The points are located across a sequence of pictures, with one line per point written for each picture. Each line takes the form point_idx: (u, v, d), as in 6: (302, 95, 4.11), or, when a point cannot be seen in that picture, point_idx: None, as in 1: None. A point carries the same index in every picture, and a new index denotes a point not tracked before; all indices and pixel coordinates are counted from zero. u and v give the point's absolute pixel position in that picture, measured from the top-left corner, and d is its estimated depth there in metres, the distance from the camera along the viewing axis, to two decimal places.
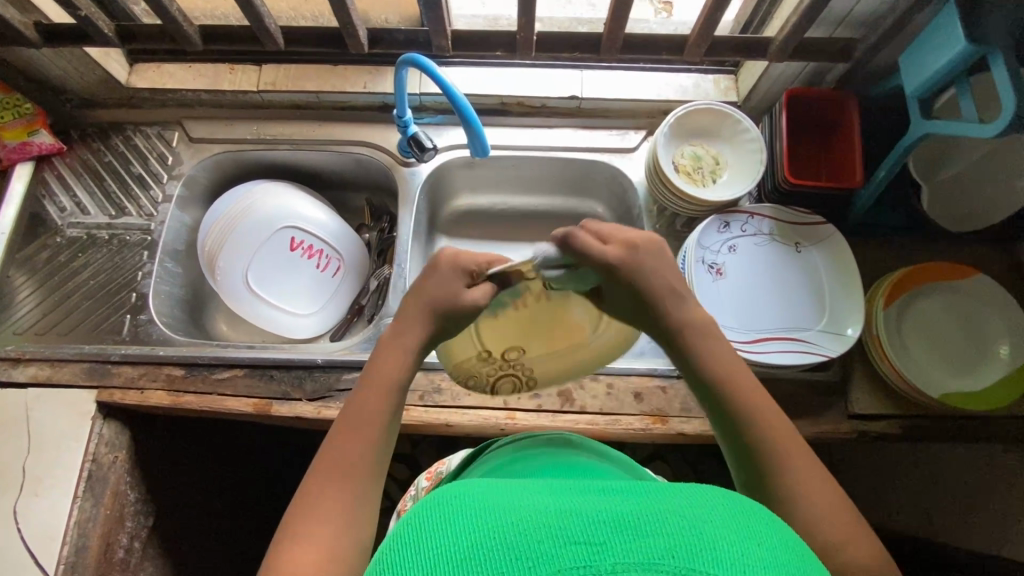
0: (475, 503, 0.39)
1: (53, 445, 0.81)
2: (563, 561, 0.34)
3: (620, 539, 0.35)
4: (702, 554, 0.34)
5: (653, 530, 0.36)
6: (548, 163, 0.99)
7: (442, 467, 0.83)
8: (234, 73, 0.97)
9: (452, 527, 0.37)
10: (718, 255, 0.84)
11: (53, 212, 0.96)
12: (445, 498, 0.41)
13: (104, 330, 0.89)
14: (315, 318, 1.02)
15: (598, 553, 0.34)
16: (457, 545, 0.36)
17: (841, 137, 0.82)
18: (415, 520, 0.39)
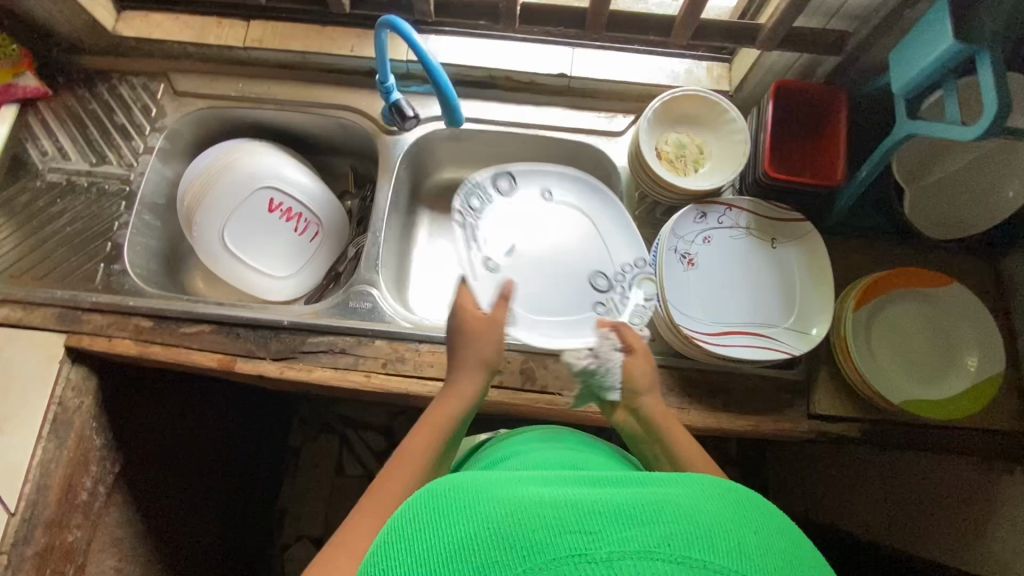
0: (478, 497, 0.41)
1: (22, 385, 0.82)
2: (556, 548, 0.35)
3: (613, 528, 0.36)
4: (697, 543, 0.36)
5: (648, 518, 0.37)
6: (533, 141, 0.98)
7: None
8: (221, 28, 0.96)
9: (452, 520, 0.40)
10: (691, 245, 0.83)
11: (35, 155, 0.96)
12: (445, 492, 0.42)
13: (78, 277, 0.89)
14: (292, 281, 1.02)
15: (593, 541, 0.35)
16: (454, 537, 0.38)
17: (825, 134, 0.80)
18: (424, 517, 0.41)
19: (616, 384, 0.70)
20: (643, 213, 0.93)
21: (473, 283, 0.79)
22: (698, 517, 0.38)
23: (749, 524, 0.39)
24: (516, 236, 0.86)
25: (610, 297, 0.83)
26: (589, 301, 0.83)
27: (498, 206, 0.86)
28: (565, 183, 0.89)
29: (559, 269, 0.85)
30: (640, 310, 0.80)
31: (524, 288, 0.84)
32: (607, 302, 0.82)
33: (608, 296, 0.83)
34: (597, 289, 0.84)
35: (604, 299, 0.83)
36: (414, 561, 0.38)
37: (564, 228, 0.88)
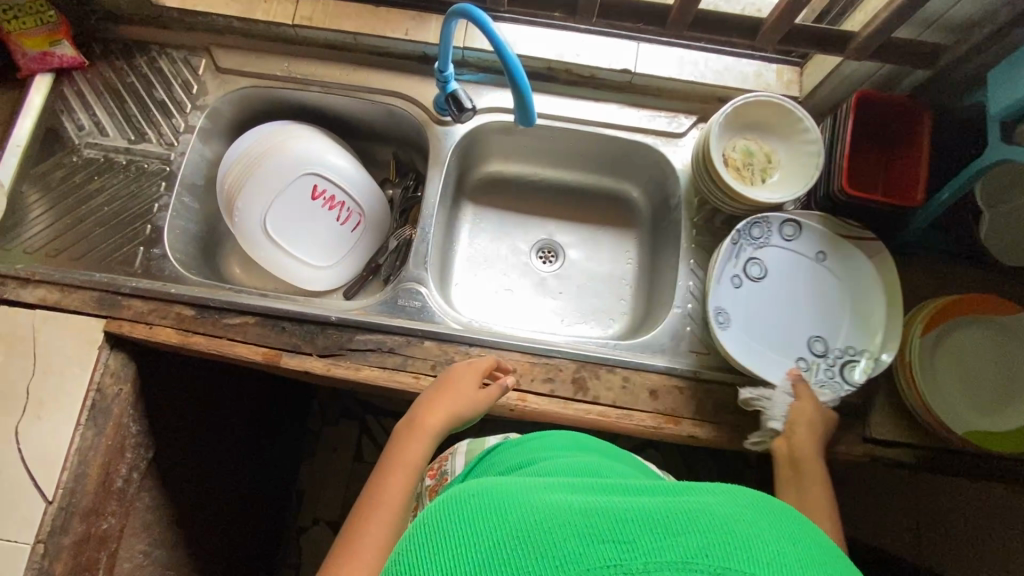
0: (504, 502, 0.39)
1: (58, 369, 0.80)
2: (591, 559, 0.34)
3: (650, 537, 0.35)
4: (736, 552, 0.34)
5: (683, 527, 0.35)
6: (589, 139, 0.95)
7: (447, 465, 0.84)
8: (269, 3, 0.91)
9: (476, 526, 0.37)
10: (760, 248, 0.81)
11: (70, 129, 0.92)
12: (467, 498, 0.40)
13: (117, 261, 0.86)
14: (332, 272, 0.99)
15: (628, 551, 0.34)
16: (479, 545, 0.35)
17: (906, 152, 0.76)
18: (446, 522, 0.38)
19: (778, 415, 0.72)
20: (702, 220, 0.90)
21: (719, 288, 0.79)
22: (734, 525, 0.36)
23: (784, 528, 0.38)
24: (767, 287, 0.81)
25: (817, 362, 0.78)
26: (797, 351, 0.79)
27: (775, 239, 0.81)
28: (844, 260, 0.81)
29: (788, 331, 0.80)
30: (826, 381, 0.77)
31: (750, 329, 0.79)
32: (812, 363, 0.78)
33: (814, 362, 0.78)
34: (811, 352, 0.79)
35: (811, 359, 0.78)
36: (438, 569, 0.35)
37: (811, 297, 0.81)
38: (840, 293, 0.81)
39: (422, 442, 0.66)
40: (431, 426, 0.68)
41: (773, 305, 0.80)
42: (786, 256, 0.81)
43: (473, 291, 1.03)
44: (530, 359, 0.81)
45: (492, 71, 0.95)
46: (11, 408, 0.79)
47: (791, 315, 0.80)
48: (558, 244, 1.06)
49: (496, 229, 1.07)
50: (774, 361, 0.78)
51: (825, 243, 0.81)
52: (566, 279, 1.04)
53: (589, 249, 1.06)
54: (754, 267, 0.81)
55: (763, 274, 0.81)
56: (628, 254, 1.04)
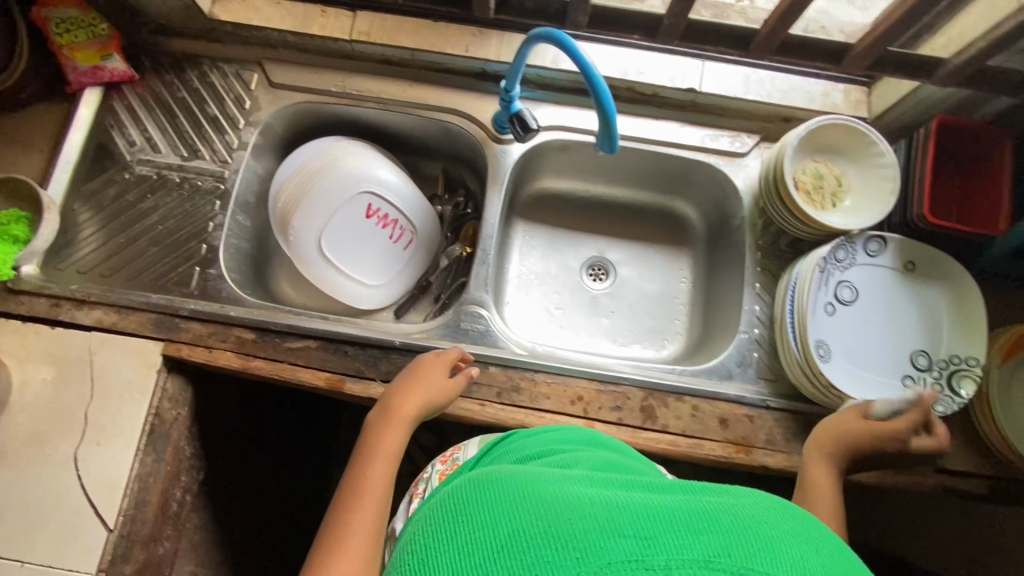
0: (520, 493, 0.38)
1: (117, 394, 0.78)
2: (611, 553, 0.33)
3: (672, 534, 0.33)
4: (759, 554, 0.33)
5: (705, 526, 0.34)
6: (648, 157, 0.93)
7: (458, 453, 0.72)
8: (326, 17, 0.89)
9: (494, 516, 0.37)
10: (846, 271, 0.78)
11: (122, 145, 0.90)
12: (487, 491, 0.40)
13: (172, 281, 0.85)
14: (383, 291, 0.97)
15: (649, 548, 0.33)
16: (496, 535, 0.36)
17: (978, 173, 0.76)
18: (467, 515, 0.38)
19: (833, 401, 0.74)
20: (767, 242, 0.89)
21: (813, 321, 0.76)
22: (757, 528, 0.35)
23: (811, 535, 0.36)
24: (862, 309, 0.78)
25: (922, 377, 0.76)
26: (899, 372, 0.77)
27: (860, 261, 0.78)
28: (933, 268, 0.78)
29: (886, 351, 0.77)
30: (935, 396, 0.74)
31: (847, 356, 0.77)
32: (917, 380, 0.76)
33: (919, 377, 0.76)
34: (913, 368, 0.76)
35: (916, 375, 0.76)
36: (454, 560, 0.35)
37: (906, 314, 0.78)
38: (934, 307, 0.78)
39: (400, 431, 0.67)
40: (408, 414, 0.68)
41: (866, 327, 0.78)
42: (874, 272, 0.78)
43: (524, 310, 1.01)
44: (597, 387, 0.80)
45: (551, 89, 0.93)
46: (70, 433, 0.77)
47: (886, 335, 0.78)
48: (609, 261, 1.04)
49: (546, 245, 1.05)
50: (875, 382, 0.76)
51: (914, 253, 0.78)
52: (618, 298, 1.02)
53: (641, 267, 1.04)
54: (844, 291, 0.78)
55: (855, 297, 0.78)
56: (682, 272, 1.03)
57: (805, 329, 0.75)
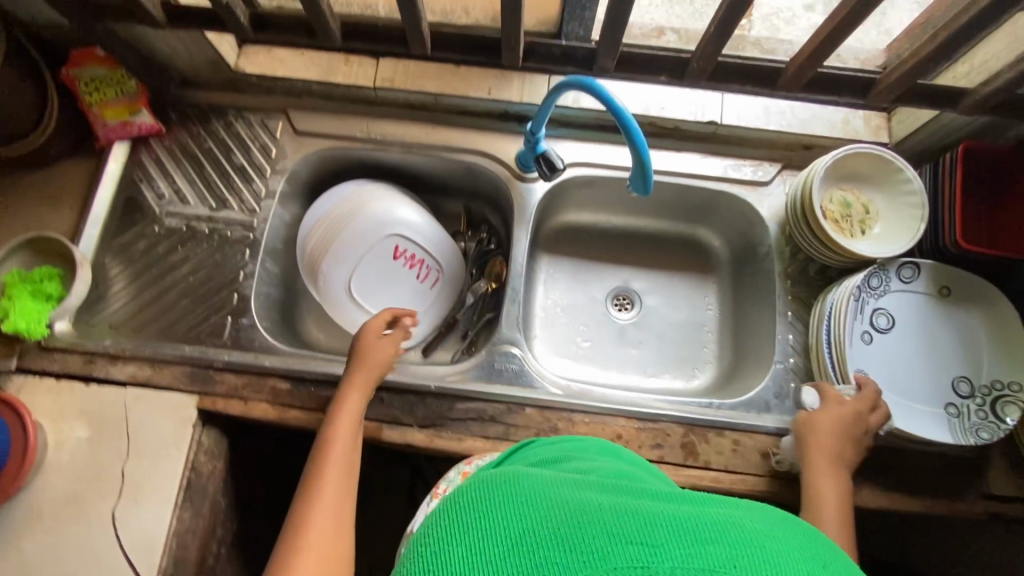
0: (530, 495, 0.39)
1: (153, 450, 0.78)
2: (615, 560, 0.33)
3: (677, 543, 0.33)
4: (766, 567, 0.32)
5: (712, 537, 0.34)
6: (672, 189, 0.94)
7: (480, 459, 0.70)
8: (350, 65, 0.91)
9: (503, 514, 0.38)
10: (880, 299, 0.78)
11: (151, 198, 0.91)
12: (497, 489, 0.40)
13: (205, 333, 0.84)
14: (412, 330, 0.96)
15: (653, 556, 0.33)
16: (507, 531, 0.37)
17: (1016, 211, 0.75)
18: (477, 513, 0.39)
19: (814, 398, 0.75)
20: (795, 270, 0.89)
21: (850, 351, 0.76)
22: (764, 541, 0.34)
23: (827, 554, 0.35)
24: (898, 336, 0.78)
25: (966, 404, 0.75)
26: (941, 399, 0.76)
27: (893, 288, 0.78)
28: (968, 292, 0.78)
29: (925, 378, 0.77)
30: (980, 424, 0.73)
31: (887, 385, 0.76)
32: (961, 408, 0.75)
33: (962, 404, 0.75)
34: (955, 395, 0.76)
35: (959, 402, 0.75)
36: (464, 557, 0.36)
37: (944, 339, 0.78)
38: (973, 332, 0.78)
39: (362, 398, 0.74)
40: (366, 381, 0.75)
41: (904, 354, 0.78)
42: (908, 298, 0.78)
43: (552, 345, 1.00)
44: (636, 424, 0.79)
45: (573, 125, 0.94)
46: (106, 492, 0.76)
47: (924, 361, 0.77)
48: (634, 291, 1.04)
49: (571, 277, 1.05)
50: (917, 410, 0.76)
51: (948, 278, 0.78)
52: (646, 328, 1.01)
53: (666, 296, 1.03)
54: (879, 319, 0.78)
55: (890, 325, 0.78)
56: (708, 300, 1.02)
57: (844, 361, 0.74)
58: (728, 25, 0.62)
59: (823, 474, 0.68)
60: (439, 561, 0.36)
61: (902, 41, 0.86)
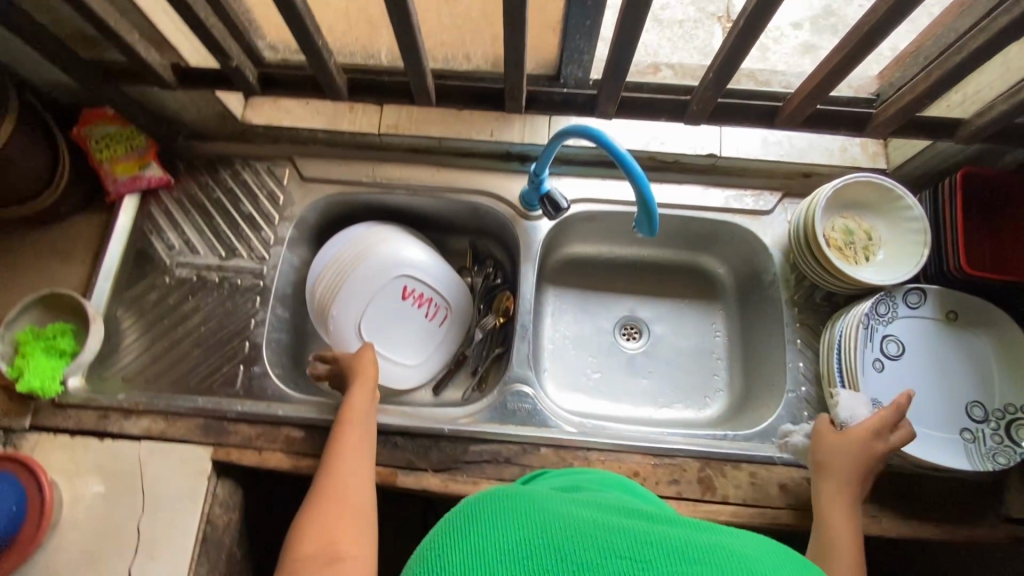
0: (528, 504, 0.41)
1: (168, 504, 0.77)
2: (605, 571, 0.35)
3: (666, 560, 0.35)
4: None
5: (700, 557, 0.36)
6: (675, 221, 0.95)
7: None
8: (354, 113, 0.93)
9: (502, 523, 0.39)
10: (888, 324, 0.78)
11: (161, 249, 0.92)
12: (497, 497, 0.42)
13: (217, 383, 0.85)
14: (421, 368, 0.96)
15: (642, 570, 0.35)
16: (504, 535, 0.38)
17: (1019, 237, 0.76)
18: (476, 517, 0.40)
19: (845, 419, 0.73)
20: (802, 297, 0.90)
21: (863, 378, 0.76)
22: (751, 565, 0.36)
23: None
24: (909, 361, 0.78)
25: (980, 429, 0.75)
26: (956, 424, 0.76)
27: (902, 314, 0.79)
28: (976, 316, 0.78)
29: (939, 403, 0.77)
30: (996, 449, 0.73)
31: None
32: (976, 433, 0.75)
33: (977, 429, 0.75)
34: (970, 419, 0.75)
35: (973, 427, 0.75)
36: (461, 558, 0.37)
37: (954, 363, 0.78)
38: (981, 354, 0.78)
39: (363, 391, 0.79)
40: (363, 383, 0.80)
41: (916, 379, 0.78)
42: (917, 323, 0.79)
43: (562, 378, 1.00)
44: (652, 460, 0.79)
45: (575, 162, 0.96)
46: (121, 550, 0.76)
47: (936, 385, 0.77)
48: (641, 320, 1.04)
49: (578, 308, 1.05)
50: (933, 437, 0.75)
51: (954, 302, 0.78)
52: (655, 357, 1.01)
53: (673, 324, 1.03)
54: (889, 344, 0.78)
55: (901, 350, 0.78)
56: (716, 327, 1.02)
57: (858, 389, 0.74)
58: (728, 68, 0.64)
59: (834, 504, 0.68)
60: (436, 565, 0.37)
61: (893, 70, 0.88)
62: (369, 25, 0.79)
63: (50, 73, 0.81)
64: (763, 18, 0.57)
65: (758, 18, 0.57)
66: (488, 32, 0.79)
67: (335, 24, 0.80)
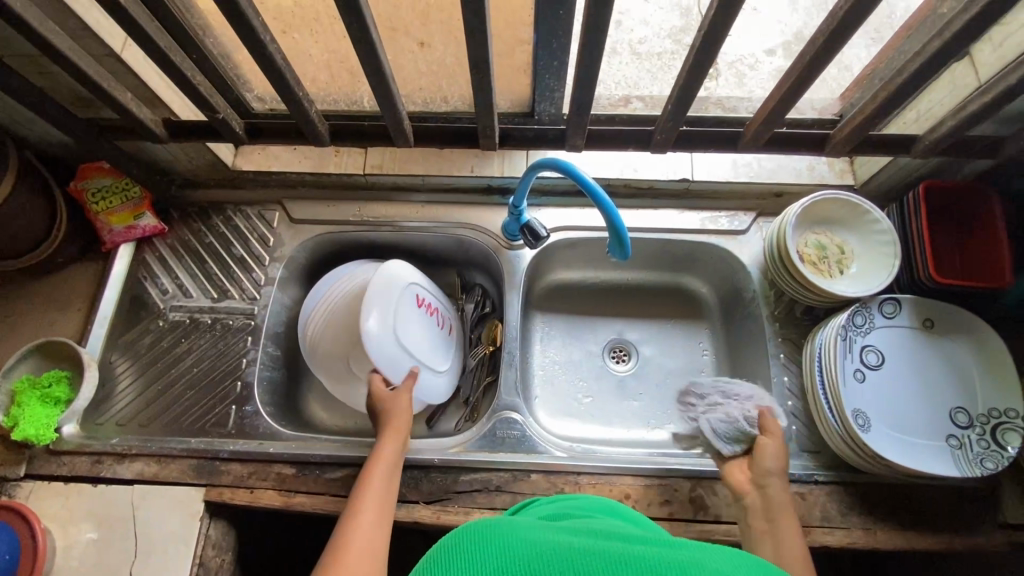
0: (506, 535, 0.42)
1: (160, 548, 0.77)
2: None
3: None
4: None
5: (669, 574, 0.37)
6: (654, 244, 0.98)
7: None
8: (340, 156, 0.98)
9: (476, 557, 0.40)
10: (865, 335, 0.80)
11: (155, 294, 0.94)
12: (477, 529, 0.43)
13: (210, 423, 0.86)
14: (438, 387, 0.93)
15: None
16: (483, 568, 0.39)
17: (998, 242, 0.76)
18: (456, 549, 0.41)
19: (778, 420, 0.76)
20: (782, 311, 0.91)
21: (846, 389, 0.77)
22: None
23: None
24: (890, 371, 0.79)
25: (966, 435, 0.75)
26: (942, 431, 0.76)
27: (878, 325, 0.80)
28: (952, 323, 0.80)
29: (924, 411, 0.77)
30: (983, 453, 0.73)
31: (887, 421, 0.77)
32: (962, 438, 0.75)
33: (963, 435, 0.75)
34: (955, 426, 0.76)
35: (959, 433, 0.75)
36: None
37: (935, 370, 0.79)
38: (961, 361, 0.79)
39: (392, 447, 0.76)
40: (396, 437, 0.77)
41: (899, 387, 0.78)
42: (894, 332, 0.80)
43: (552, 404, 1.00)
44: (643, 482, 0.79)
45: (555, 192, 0.99)
46: None
47: (920, 393, 0.78)
48: (630, 342, 1.05)
49: (566, 333, 1.06)
50: (920, 445, 0.75)
51: (929, 311, 0.80)
52: (644, 379, 1.02)
53: (661, 345, 1.05)
54: (868, 355, 0.79)
55: (881, 360, 0.79)
56: (702, 345, 1.03)
57: (839, 399, 0.75)
58: (686, 98, 0.66)
59: (781, 508, 0.68)
60: None
61: (852, 91, 0.92)
62: (350, 74, 0.84)
63: (49, 133, 0.86)
64: (709, 57, 0.60)
65: (705, 56, 0.60)
66: (462, 76, 0.83)
67: (317, 75, 0.85)
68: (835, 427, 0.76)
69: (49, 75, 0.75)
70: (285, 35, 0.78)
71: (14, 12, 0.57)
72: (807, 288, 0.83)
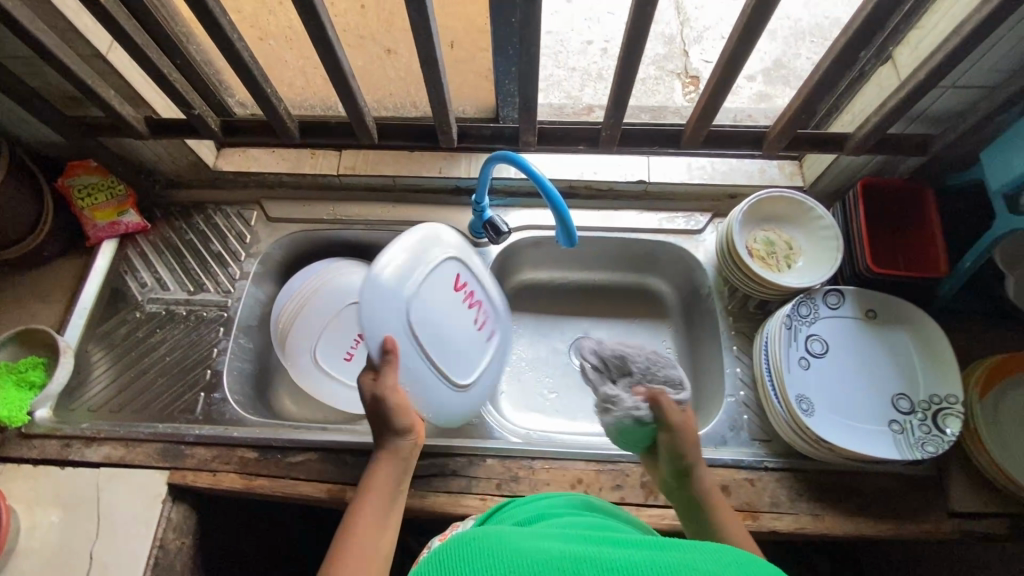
0: (496, 546, 0.40)
1: (120, 529, 0.79)
2: None
3: None
4: None
5: None
6: (615, 243, 1.02)
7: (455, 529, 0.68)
8: (316, 158, 1.03)
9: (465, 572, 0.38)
10: (809, 325, 0.83)
11: (134, 287, 0.98)
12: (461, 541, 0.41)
13: (179, 409, 0.89)
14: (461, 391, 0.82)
15: None
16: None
17: (930, 237, 0.81)
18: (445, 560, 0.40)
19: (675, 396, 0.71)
20: (737, 306, 0.95)
21: (790, 376, 0.79)
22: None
23: None
24: (834, 359, 0.82)
25: (908, 421, 0.77)
26: (884, 417, 0.78)
27: (822, 315, 0.83)
28: (894, 314, 0.83)
29: (867, 398, 0.79)
30: (924, 438, 0.75)
31: (831, 406, 0.79)
32: (904, 424, 0.77)
33: (905, 420, 0.77)
34: (897, 412, 0.78)
35: (901, 419, 0.77)
36: None
37: (879, 359, 0.82)
38: (906, 350, 0.81)
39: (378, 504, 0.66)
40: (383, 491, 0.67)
41: (845, 375, 0.81)
42: (838, 322, 0.83)
43: (518, 399, 1.02)
44: (596, 467, 0.81)
45: (520, 194, 1.04)
46: None
47: (864, 381, 0.81)
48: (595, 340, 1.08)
49: (534, 331, 1.09)
50: (863, 430, 0.77)
51: (872, 301, 0.83)
52: None
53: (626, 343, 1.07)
54: (814, 343, 0.82)
55: (826, 348, 0.82)
56: (665, 343, 1.06)
57: (783, 384, 0.78)
58: (622, 96, 0.72)
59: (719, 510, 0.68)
60: None
61: None
62: (322, 79, 0.90)
63: (40, 132, 0.92)
64: (636, 56, 0.65)
65: (633, 56, 0.66)
66: None
67: (294, 81, 0.91)
68: (781, 412, 0.78)
69: (42, 76, 0.81)
70: (261, 41, 0.84)
71: (8, 12, 0.63)
72: (756, 283, 0.86)
